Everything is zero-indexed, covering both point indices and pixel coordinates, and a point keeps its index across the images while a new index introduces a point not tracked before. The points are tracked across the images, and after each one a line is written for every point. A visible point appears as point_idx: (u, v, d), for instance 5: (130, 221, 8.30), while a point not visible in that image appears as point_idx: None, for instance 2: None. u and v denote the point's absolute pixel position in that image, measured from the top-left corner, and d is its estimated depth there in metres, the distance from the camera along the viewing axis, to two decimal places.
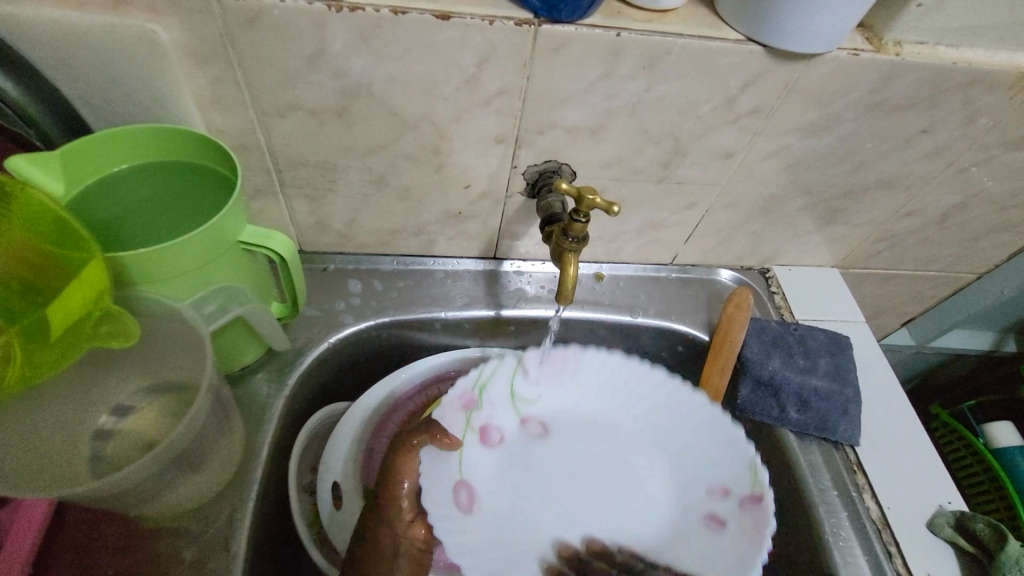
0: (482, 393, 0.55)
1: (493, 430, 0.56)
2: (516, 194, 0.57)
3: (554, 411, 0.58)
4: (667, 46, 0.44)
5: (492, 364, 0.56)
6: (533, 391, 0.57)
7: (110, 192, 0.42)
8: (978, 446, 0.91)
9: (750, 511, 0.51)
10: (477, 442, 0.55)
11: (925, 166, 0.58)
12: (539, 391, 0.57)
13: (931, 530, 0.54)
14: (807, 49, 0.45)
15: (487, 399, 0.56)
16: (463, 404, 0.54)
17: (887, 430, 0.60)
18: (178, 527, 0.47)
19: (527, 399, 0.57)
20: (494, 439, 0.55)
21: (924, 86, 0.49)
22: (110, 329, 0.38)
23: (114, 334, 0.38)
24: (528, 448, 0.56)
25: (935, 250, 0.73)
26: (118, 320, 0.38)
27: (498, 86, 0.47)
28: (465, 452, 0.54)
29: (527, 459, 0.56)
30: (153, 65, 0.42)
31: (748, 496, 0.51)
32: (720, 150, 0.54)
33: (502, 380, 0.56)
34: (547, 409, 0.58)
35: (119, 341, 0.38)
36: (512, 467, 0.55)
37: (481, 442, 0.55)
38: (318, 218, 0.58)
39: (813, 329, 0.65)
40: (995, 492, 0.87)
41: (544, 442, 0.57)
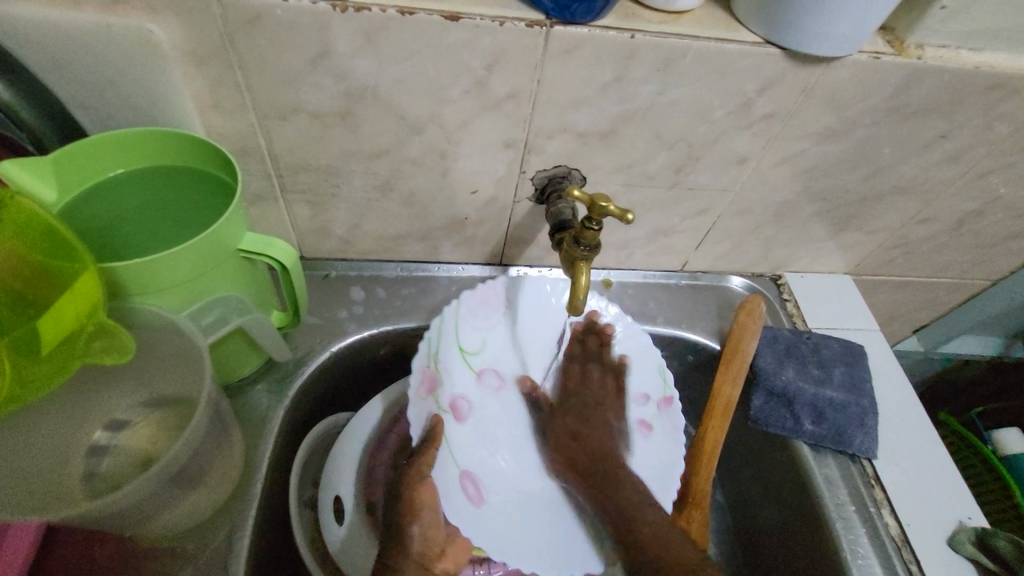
0: (438, 365, 0.51)
1: (462, 404, 0.52)
2: (523, 200, 0.56)
3: (504, 344, 0.55)
4: (682, 48, 0.43)
5: (435, 327, 0.52)
6: (476, 337, 0.54)
7: (104, 199, 0.41)
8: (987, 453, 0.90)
9: (665, 413, 0.56)
10: (452, 422, 0.51)
11: (943, 171, 0.57)
12: (481, 337, 0.54)
13: (951, 547, 0.52)
14: (828, 52, 0.43)
15: (445, 369, 0.51)
16: (427, 389, 0.50)
17: (904, 442, 0.59)
18: (175, 546, 0.45)
19: (473, 348, 0.53)
20: (464, 410, 0.52)
21: (945, 90, 0.48)
22: (103, 345, 0.37)
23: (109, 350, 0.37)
24: (484, 409, 0.53)
25: (949, 256, 0.71)
26: (111, 335, 0.37)
27: (507, 89, 0.45)
28: (449, 438, 0.50)
29: (488, 401, 0.54)
30: (150, 66, 0.40)
31: (663, 398, 0.56)
32: (734, 155, 0.53)
33: (449, 341, 0.52)
34: (492, 352, 0.55)
35: (114, 356, 0.37)
36: (477, 432, 0.52)
37: (455, 419, 0.51)
38: (319, 224, 0.57)
39: (827, 338, 0.63)
40: None
41: (495, 370, 0.55)
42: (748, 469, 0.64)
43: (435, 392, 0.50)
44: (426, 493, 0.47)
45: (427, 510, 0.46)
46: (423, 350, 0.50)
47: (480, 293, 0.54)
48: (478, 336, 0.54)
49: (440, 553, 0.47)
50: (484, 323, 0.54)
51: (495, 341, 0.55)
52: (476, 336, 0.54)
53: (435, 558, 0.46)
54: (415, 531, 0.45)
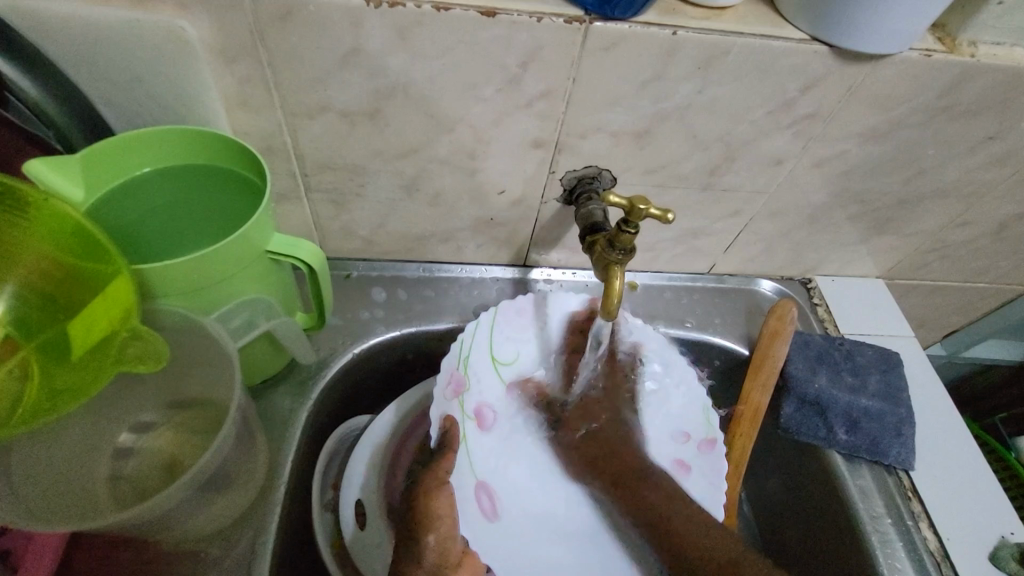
0: (467, 368, 0.50)
1: (487, 413, 0.50)
2: (552, 200, 0.54)
3: (538, 362, 0.53)
4: (726, 45, 0.41)
5: (470, 330, 0.51)
6: (509, 349, 0.52)
7: (131, 197, 0.40)
8: None
9: (706, 455, 0.53)
10: (476, 430, 0.49)
11: (988, 174, 0.55)
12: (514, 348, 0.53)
13: (995, 564, 0.51)
14: (880, 50, 0.41)
15: (474, 374, 0.50)
16: (454, 391, 0.48)
17: (942, 453, 0.57)
18: (199, 550, 0.44)
19: (506, 359, 0.52)
20: (489, 419, 0.50)
21: (997, 90, 0.46)
22: (138, 352, 0.35)
23: (143, 358, 0.35)
24: (508, 423, 0.51)
25: (987, 261, 0.69)
26: (146, 341, 0.35)
27: (541, 87, 0.44)
28: (469, 443, 0.48)
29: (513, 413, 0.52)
30: (178, 63, 0.40)
31: (705, 440, 0.53)
32: (771, 156, 0.51)
33: (481, 347, 0.51)
34: (527, 365, 0.53)
35: (148, 364, 0.35)
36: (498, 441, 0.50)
37: (479, 427, 0.49)
38: (343, 224, 0.56)
39: (860, 344, 0.62)
40: None
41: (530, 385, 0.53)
42: (777, 478, 0.63)
43: (462, 396, 0.49)
44: (441, 502, 0.44)
45: (446, 523, 0.44)
46: (455, 351, 0.49)
47: (523, 303, 0.53)
48: (516, 348, 0.52)
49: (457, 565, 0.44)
50: (522, 339, 0.53)
51: (530, 356, 0.53)
52: (514, 347, 0.52)
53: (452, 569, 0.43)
54: (431, 543, 0.43)
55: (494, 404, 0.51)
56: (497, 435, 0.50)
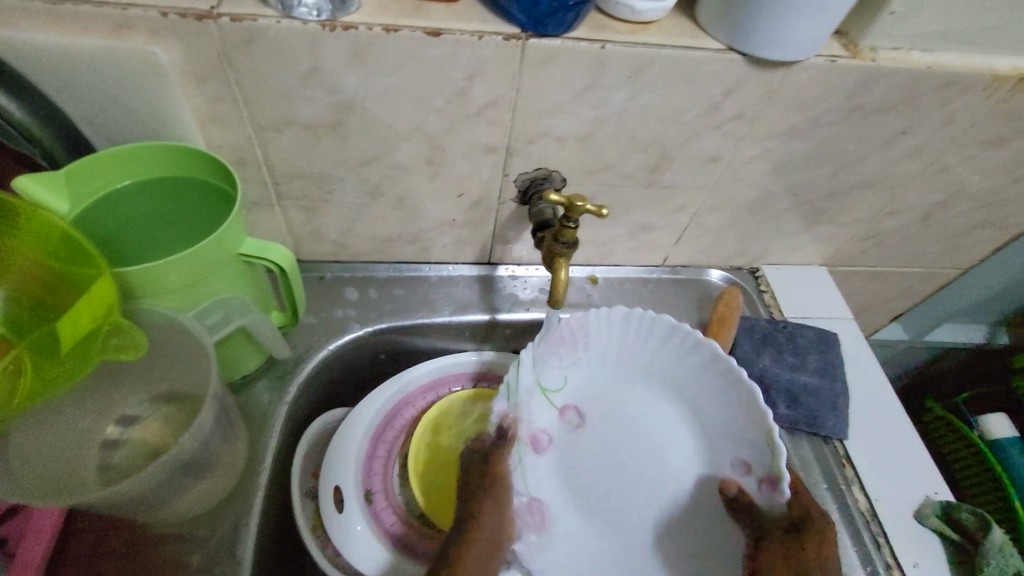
0: (516, 399, 0.54)
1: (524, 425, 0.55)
2: (508, 201, 0.59)
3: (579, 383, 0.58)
4: (650, 56, 0.46)
5: (513, 372, 0.54)
6: (557, 377, 0.57)
7: (113, 208, 0.44)
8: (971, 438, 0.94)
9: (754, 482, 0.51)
10: (530, 453, 0.55)
11: (906, 165, 0.60)
12: (560, 377, 0.57)
13: (919, 522, 0.55)
14: (781, 57, 0.46)
15: (527, 407, 0.55)
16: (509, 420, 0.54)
17: (874, 424, 0.62)
18: (184, 533, 0.48)
19: (555, 387, 0.57)
20: (543, 442, 0.56)
21: (900, 90, 0.51)
22: (119, 341, 0.39)
23: (123, 345, 0.39)
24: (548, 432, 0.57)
25: (920, 246, 0.74)
26: (125, 333, 0.39)
27: (488, 98, 0.48)
28: (525, 465, 0.54)
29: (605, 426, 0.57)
30: (151, 84, 0.43)
31: (770, 480, 0.50)
32: (707, 154, 0.56)
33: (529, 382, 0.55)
34: (570, 389, 0.58)
35: (129, 352, 0.40)
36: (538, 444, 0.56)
37: (535, 453, 0.56)
38: (315, 228, 0.60)
39: (802, 326, 0.67)
40: (989, 484, 0.91)
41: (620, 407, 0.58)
42: None
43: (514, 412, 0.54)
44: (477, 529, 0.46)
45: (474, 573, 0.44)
46: (502, 393, 0.54)
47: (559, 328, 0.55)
48: (558, 371, 0.57)
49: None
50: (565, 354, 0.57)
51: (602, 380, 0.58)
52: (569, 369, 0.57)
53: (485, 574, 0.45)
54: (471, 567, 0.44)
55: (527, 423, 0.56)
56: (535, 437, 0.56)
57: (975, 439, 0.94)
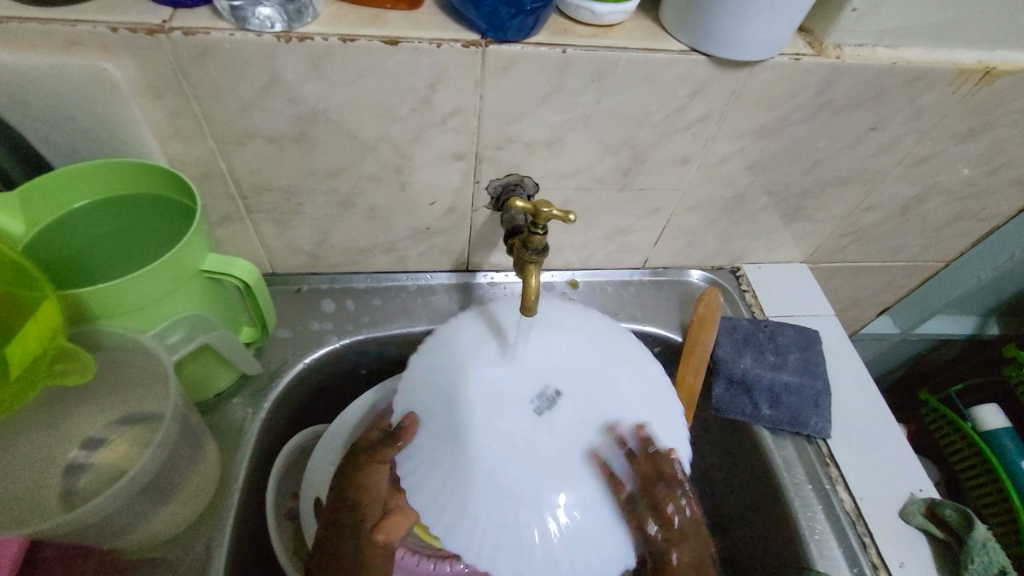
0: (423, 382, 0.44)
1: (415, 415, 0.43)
2: (482, 208, 0.58)
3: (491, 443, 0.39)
4: (613, 59, 0.46)
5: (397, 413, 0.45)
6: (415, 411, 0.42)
7: (71, 229, 0.43)
8: (966, 430, 0.94)
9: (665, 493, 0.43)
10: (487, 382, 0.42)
11: (879, 161, 0.60)
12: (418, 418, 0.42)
13: (903, 520, 0.55)
14: (742, 57, 0.46)
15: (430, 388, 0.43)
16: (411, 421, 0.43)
17: (857, 422, 0.61)
18: (155, 558, 0.47)
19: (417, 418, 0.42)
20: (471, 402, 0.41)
21: (866, 86, 0.51)
22: (66, 365, 0.38)
23: (71, 370, 0.38)
24: (496, 372, 0.42)
25: (902, 240, 0.74)
26: (72, 356, 0.38)
27: (452, 105, 0.48)
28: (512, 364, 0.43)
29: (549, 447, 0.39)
30: (106, 101, 0.43)
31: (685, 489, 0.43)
32: (678, 155, 0.55)
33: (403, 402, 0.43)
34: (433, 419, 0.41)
35: (76, 376, 0.38)
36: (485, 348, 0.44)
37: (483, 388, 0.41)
38: (287, 241, 0.59)
39: (783, 325, 0.66)
40: (986, 475, 0.91)
41: (566, 480, 0.39)
42: (715, 455, 0.67)
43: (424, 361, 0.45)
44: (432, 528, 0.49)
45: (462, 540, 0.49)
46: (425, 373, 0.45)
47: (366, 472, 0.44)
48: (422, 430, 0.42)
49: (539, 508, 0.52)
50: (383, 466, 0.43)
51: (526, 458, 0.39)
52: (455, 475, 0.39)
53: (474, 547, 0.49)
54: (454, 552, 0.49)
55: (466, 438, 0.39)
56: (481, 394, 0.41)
57: (970, 432, 0.93)
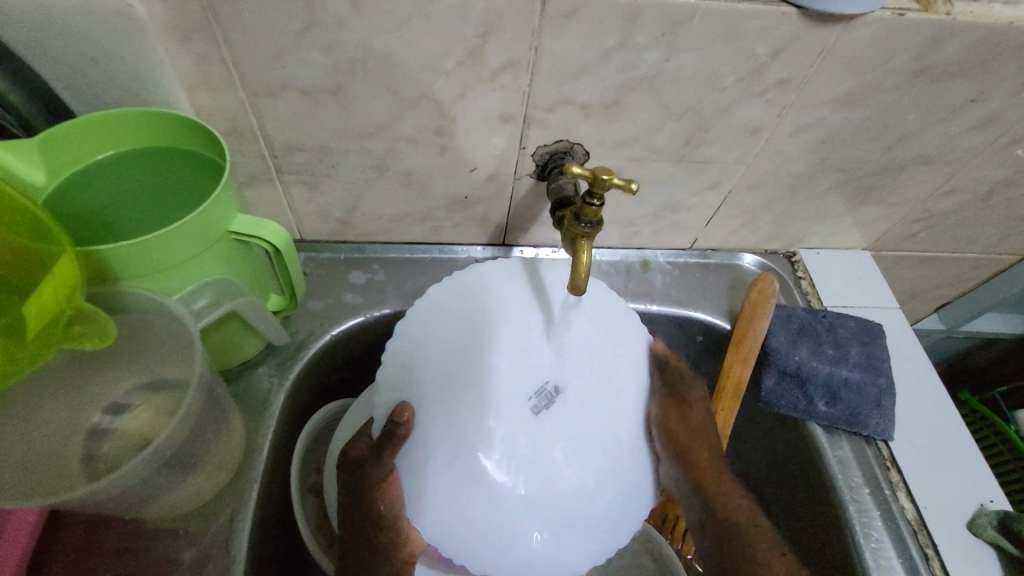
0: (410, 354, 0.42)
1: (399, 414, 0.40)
2: (525, 176, 0.54)
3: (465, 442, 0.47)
4: (689, 10, 0.40)
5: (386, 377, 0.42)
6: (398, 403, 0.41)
7: (92, 182, 0.40)
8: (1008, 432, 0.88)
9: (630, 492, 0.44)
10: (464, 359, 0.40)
11: (971, 139, 0.54)
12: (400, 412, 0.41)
13: (970, 531, 0.51)
14: (822, 6, 0.40)
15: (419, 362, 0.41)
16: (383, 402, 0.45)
17: (921, 424, 0.57)
18: (179, 528, 0.45)
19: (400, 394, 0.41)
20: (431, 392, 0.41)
21: (974, 50, 0.45)
22: (83, 328, 0.35)
23: (89, 334, 0.35)
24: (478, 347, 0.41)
25: (976, 230, 0.68)
26: (91, 319, 0.35)
27: (503, 59, 0.43)
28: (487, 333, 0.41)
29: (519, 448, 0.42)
30: (132, 42, 0.39)
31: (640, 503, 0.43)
32: (746, 125, 0.50)
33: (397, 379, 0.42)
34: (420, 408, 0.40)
35: (93, 341, 0.36)
36: (448, 347, 0.41)
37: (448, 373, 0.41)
38: (318, 206, 0.55)
39: (842, 316, 0.61)
40: None
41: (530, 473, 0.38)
42: (759, 453, 0.63)
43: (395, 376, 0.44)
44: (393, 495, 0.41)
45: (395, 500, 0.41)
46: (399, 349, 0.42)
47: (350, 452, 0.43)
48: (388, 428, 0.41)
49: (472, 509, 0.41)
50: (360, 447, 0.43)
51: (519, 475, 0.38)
52: (445, 489, 0.39)
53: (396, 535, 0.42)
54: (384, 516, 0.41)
55: (448, 463, 0.38)
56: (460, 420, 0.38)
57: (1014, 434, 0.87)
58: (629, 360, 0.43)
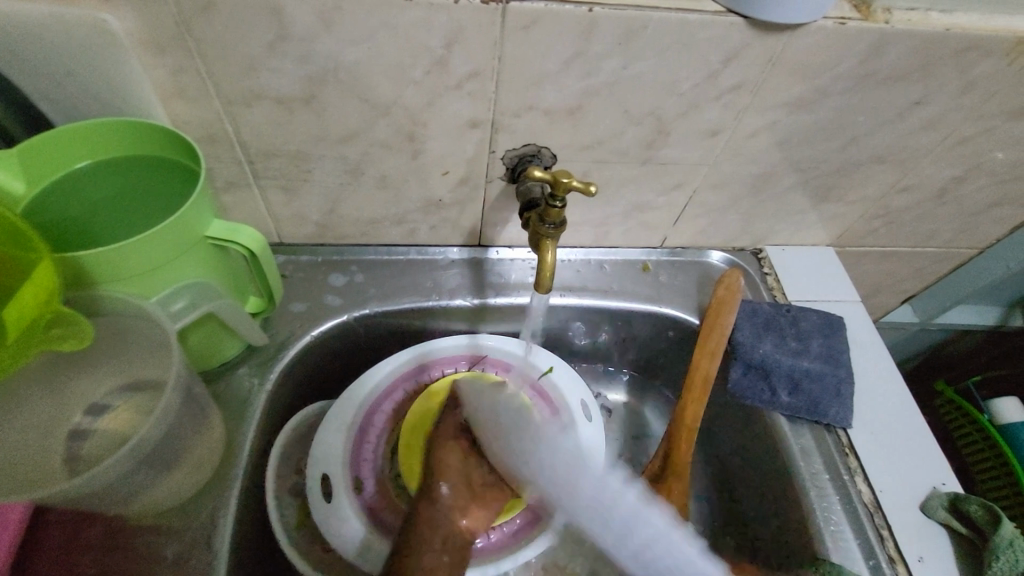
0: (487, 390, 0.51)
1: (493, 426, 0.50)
2: (496, 179, 0.56)
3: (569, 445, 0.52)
4: (642, 19, 0.43)
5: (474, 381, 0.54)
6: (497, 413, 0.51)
7: (70, 190, 0.42)
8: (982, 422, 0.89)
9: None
10: (492, 433, 0.47)
11: (920, 138, 0.56)
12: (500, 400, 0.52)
13: (924, 513, 0.53)
14: (767, 17, 0.42)
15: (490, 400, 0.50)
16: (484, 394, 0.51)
17: (878, 413, 0.59)
18: (161, 524, 0.46)
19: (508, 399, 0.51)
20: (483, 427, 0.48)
21: (914, 55, 0.47)
22: (62, 331, 0.37)
23: (67, 335, 0.37)
24: (508, 408, 0.49)
25: (934, 225, 0.71)
26: (69, 321, 0.37)
27: (468, 68, 0.45)
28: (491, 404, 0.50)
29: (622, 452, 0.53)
30: (108, 55, 0.41)
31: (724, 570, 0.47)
32: (705, 128, 0.52)
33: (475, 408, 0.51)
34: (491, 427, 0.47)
35: (72, 342, 0.37)
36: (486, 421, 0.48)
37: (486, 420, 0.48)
38: (295, 210, 0.57)
39: (806, 310, 0.64)
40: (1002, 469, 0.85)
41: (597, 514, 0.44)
42: (728, 444, 0.65)
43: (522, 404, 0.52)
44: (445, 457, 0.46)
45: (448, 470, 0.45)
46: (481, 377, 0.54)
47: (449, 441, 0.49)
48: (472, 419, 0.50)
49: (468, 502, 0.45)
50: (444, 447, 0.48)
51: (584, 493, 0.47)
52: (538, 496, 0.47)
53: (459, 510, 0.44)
54: (443, 490, 0.44)
55: (500, 491, 0.46)
56: (520, 456, 0.45)
57: (987, 423, 0.89)
58: (628, 511, 0.44)
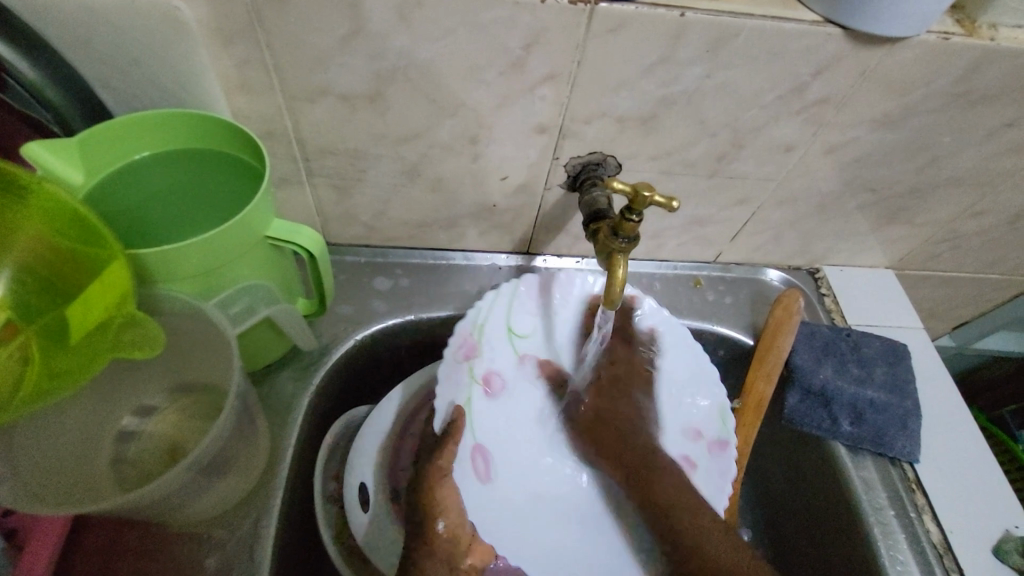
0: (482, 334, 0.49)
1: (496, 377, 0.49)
2: (556, 187, 0.53)
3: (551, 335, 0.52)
4: (735, 27, 0.40)
5: (488, 298, 0.50)
6: (525, 321, 0.52)
7: (129, 181, 0.40)
8: None
9: (716, 458, 0.51)
10: (483, 396, 0.48)
11: (1004, 162, 0.54)
12: (531, 323, 0.52)
13: (997, 557, 0.50)
14: (868, 28, 0.40)
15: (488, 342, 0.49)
16: (465, 354, 0.48)
17: (945, 447, 0.56)
18: (203, 532, 0.45)
19: (521, 331, 0.51)
20: (497, 385, 0.49)
21: (1015, 74, 0.45)
22: (133, 336, 0.36)
23: (138, 342, 0.36)
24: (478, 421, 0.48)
25: (999, 251, 0.68)
26: (141, 327, 0.36)
27: (545, 70, 0.43)
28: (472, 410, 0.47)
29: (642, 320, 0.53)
30: (175, 44, 0.39)
31: (716, 441, 0.51)
32: (780, 144, 0.50)
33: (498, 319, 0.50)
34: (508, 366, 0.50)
35: (144, 349, 0.37)
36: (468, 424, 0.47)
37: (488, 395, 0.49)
38: (345, 210, 0.55)
39: (868, 335, 0.61)
40: None
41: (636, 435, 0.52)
42: (778, 471, 0.63)
43: (504, 327, 0.50)
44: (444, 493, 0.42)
45: (451, 509, 0.41)
46: (471, 316, 0.49)
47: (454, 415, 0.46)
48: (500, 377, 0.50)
49: (468, 547, 0.41)
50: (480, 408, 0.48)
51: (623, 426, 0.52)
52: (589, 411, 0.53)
53: (462, 553, 0.41)
54: (439, 528, 0.41)
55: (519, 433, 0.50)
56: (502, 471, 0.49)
57: None
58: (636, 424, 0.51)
